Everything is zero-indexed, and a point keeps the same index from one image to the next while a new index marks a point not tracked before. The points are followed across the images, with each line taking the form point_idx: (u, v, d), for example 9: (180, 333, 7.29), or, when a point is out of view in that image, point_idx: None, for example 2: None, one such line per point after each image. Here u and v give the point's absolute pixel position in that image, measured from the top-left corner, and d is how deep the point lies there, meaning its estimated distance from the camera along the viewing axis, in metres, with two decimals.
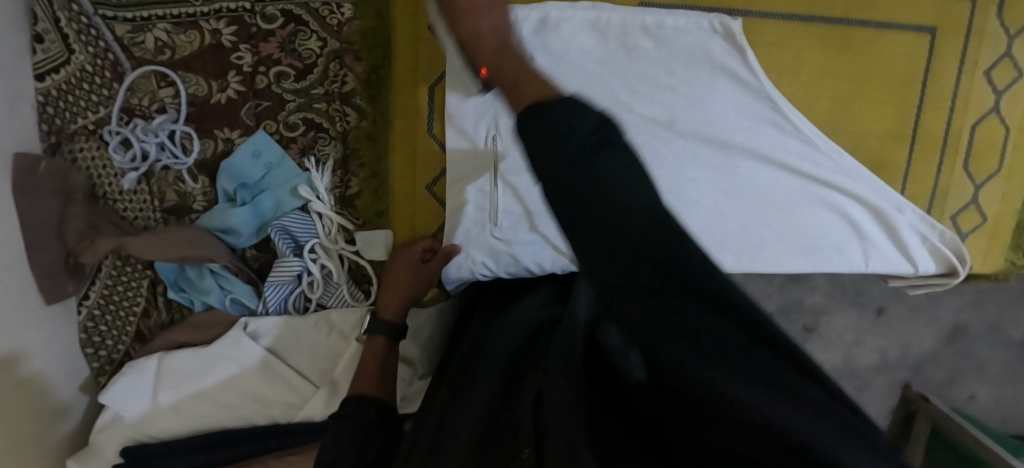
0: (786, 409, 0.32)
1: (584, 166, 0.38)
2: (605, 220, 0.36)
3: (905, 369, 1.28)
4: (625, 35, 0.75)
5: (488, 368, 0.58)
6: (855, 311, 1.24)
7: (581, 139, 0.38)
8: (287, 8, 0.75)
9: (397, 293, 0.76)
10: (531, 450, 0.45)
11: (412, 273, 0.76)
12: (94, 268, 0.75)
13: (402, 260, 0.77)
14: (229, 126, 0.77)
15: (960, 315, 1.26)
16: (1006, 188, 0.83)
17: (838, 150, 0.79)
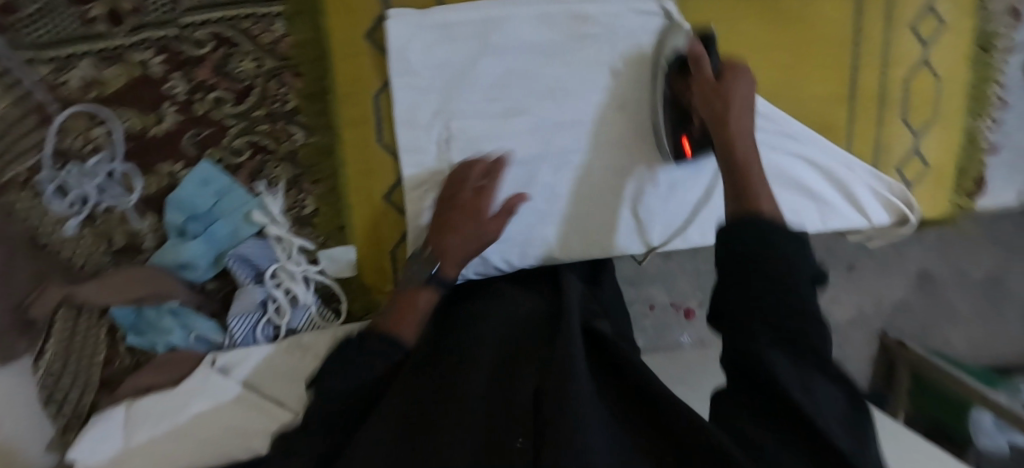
0: (793, 380, 0.43)
1: (750, 256, 0.49)
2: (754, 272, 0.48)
3: (880, 319, 1.35)
4: (563, 25, 0.74)
5: (482, 353, 0.58)
6: (827, 270, 1.29)
7: (762, 234, 0.51)
8: (216, 30, 0.73)
9: (467, 248, 0.70)
10: (524, 441, 0.45)
11: (467, 205, 0.71)
12: (47, 323, 0.73)
13: (485, 205, 0.71)
14: (172, 158, 0.75)
15: (924, 261, 1.33)
16: (943, 135, 0.87)
17: (785, 116, 0.81)
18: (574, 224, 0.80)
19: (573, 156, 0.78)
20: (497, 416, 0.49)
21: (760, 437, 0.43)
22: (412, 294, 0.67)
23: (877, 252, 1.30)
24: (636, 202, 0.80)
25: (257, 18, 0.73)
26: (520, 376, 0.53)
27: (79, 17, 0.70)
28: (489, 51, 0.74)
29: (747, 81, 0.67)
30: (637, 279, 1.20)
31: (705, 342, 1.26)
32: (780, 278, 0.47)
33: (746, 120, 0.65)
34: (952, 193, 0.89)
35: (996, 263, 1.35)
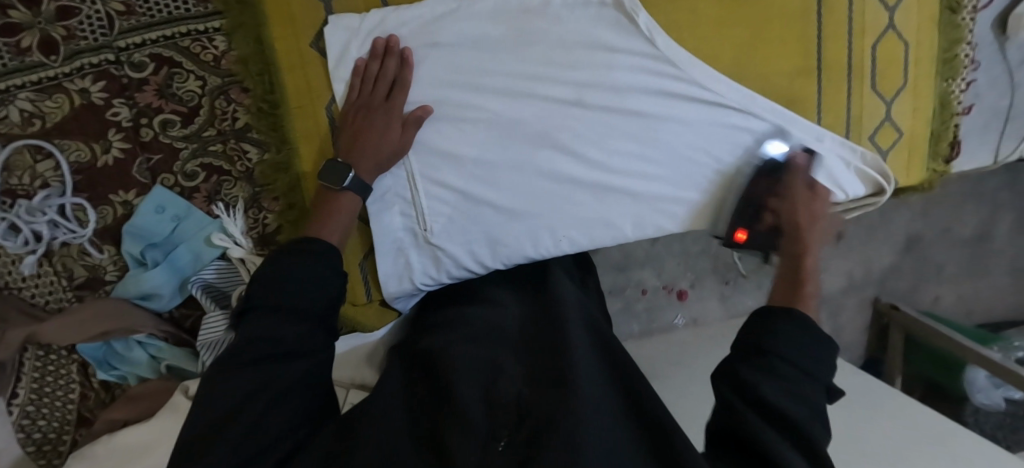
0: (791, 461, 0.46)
1: (785, 336, 0.54)
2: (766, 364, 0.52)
3: (871, 285, 1.35)
4: (512, 18, 0.73)
5: (486, 351, 0.61)
6: None
7: (785, 328, 0.54)
8: (156, 50, 0.70)
9: (387, 152, 0.70)
10: (506, 444, 0.50)
11: (379, 115, 0.70)
12: (16, 363, 0.71)
13: (396, 108, 0.70)
14: (124, 187, 0.73)
15: (912, 225, 1.31)
16: (914, 101, 0.85)
17: (750, 93, 0.79)
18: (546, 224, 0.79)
19: (535, 154, 0.76)
20: (486, 416, 0.53)
21: None
22: (334, 199, 0.70)
23: (866, 218, 1.29)
24: (604, 195, 0.79)
25: (196, 35, 0.70)
26: (511, 378, 0.57)
27: (12, 47, 0.65)
28: (437, 50, 0.72)
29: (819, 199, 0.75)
30: (625, 265, 1.19)
31: (699, 322, 1.25)
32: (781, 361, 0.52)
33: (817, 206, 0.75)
34: (925, 159, 0.89)
35: (983, 218, 1.34)
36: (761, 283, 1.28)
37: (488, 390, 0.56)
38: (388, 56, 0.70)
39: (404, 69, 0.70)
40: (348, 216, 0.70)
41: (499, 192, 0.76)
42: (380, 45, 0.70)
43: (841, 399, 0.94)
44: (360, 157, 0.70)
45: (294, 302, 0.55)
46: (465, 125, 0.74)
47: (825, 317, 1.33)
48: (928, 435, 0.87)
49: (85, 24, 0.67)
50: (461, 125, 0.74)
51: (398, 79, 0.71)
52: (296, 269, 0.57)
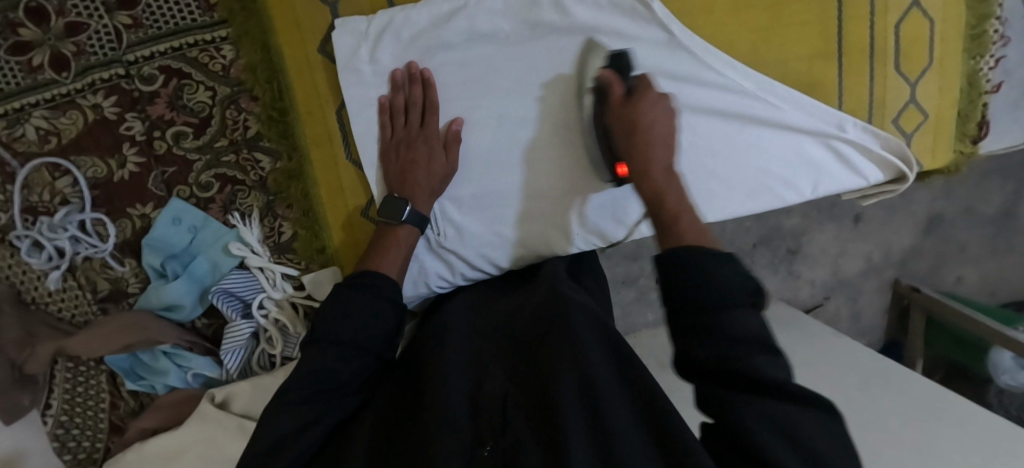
0: (793, 412, 0.47)
1: (698, 278, 0.51)
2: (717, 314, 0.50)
3: (891, 267, 1.36)
4: (522, 13, 0.72)
5: (473, 353, 0.62)
6: (833, 224, 1.27)
7: (697, 264, 0.52)
8: (165, 63, 0.70)
9: (439, 177, 0.71)
10: (492, 449, 0.51)
11: (418, 143, 0.72)
12: (47, 375, 0.74)
13: (431, 136, 0.72)
14: (140, 200, 0.73)
15: (934, 205, 1.30)
16: (941, 80, 0.82)
17: (766, 82, 0.78)
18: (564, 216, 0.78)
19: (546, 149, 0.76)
20: (468, 415, 0.54)
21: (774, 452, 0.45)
22: (392, 231, 0.70)
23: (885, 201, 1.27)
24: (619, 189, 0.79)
25: (204, 44, 0.70)
26: (494, 377, 0.57)
27: (25, 66, 0.66)
28: (448, 50, 0.72)
29: (664, 114, 0.68)
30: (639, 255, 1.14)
31: None
32: (737, 303, 0.50)
33: (662, 153, 0.66)
34: (953, 140, 0.85)
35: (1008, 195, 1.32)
36: (778, 267, 1.28)
37: (473, 392, 0.56)
38: (412, 84, 0.71)
39: (432, 92, 0.71)
40: (406, 249, 0.70)
41: (515, 192, 0.77)
42: (400, 76, 0.71)
43: (865, 387, 0.93)
44: (417, 187, 0.71)
45: (341, 338, 0.59)
46: (549, 101, 0.75)
47: (842, 301, 1.37)
48: (949, 422, 0.85)
49: (95, 39, 0.67)
50: (472, 128, 0.74)
51: (425, 105, 0.72)
52: (363, 302, 0.62)
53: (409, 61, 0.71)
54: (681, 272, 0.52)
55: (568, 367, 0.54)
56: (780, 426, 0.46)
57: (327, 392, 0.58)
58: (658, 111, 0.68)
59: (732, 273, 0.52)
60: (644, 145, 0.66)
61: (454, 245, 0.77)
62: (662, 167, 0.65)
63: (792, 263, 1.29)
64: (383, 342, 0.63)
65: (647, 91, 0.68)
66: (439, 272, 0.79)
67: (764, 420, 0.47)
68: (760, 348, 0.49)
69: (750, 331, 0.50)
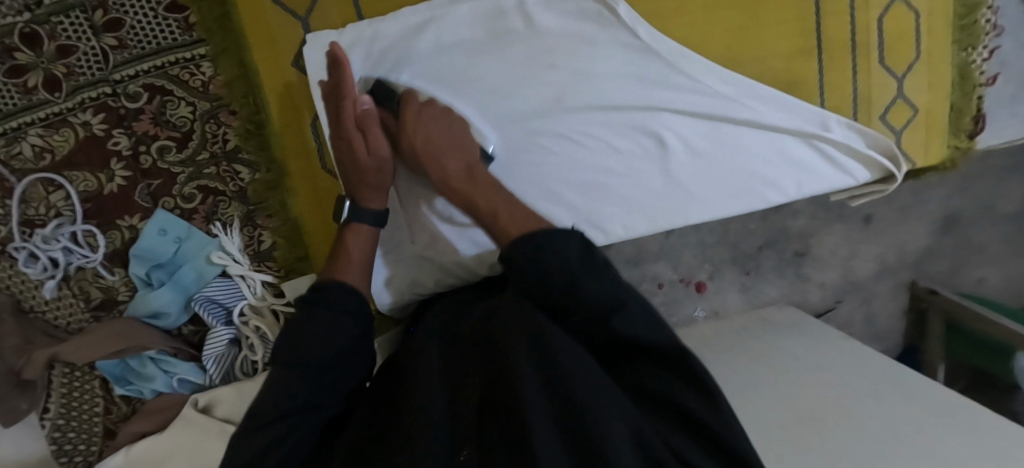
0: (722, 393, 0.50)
1: (535, 254, 0.55)
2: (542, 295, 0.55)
3: (906, 270, 1.34)
4: (488, 22, 0.73)
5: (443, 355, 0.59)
6: (842, 224, 1.27)
7: (532, 243, 0.56)
8: (149, 81, 0.73)
9: (372, 170, 0.71)
10: (468, 450, 0.46)
11: (343, 135, 0.71)
12: (45, 380, 0.77)
13: (355, 126, 0.70)
14: (129, 212, 0.76)
15: (949, 203, 1.30)
16: (931, 74, 0.79)
17: (744, 81, 0.76)
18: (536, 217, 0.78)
19: (518, 154, 0.77)
20: (445, 419, 0.50)
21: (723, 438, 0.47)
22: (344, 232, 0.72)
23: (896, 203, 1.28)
24: (591, 194, 0.79)
25: (185, 62, 0.73)
26: (468, 377, 0.54)
27: (20, 87, 0.70)
28: (417, 60, 0.73)
29: (437, 122, 0.71)
30: (640, 260, 1.20)
31: (718, 314, 1.26)
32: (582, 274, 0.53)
33: (454, 160, 0.70)
34: (947, 135, 0.82)
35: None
36: (784, 272, 1.27)
37: (451, 398, 0.52)
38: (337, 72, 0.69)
39: (345, 74, 0.69)
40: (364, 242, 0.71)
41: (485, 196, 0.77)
42: (325, 65, 0.70)
43: (873, 395, 0.88)
44: (363, 184, 0.71)
45: (310, 352, 0.57)
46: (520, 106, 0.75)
47: (855, 305, 1.33)
48: (962, 427, 0.81)
49: (83, 60, 0.71)
50: None
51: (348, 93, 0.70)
52: (335, 309, 0.61)
53: (331, 44, 0.71)
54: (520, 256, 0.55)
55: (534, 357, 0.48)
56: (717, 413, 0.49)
57: (297, 407, 0.55)
58: (427, 123, 0.71)
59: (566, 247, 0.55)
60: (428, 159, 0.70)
61: (425, 251, 0.78)
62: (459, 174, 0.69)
63: (800, 265, 1.27)
64: (358, 352, 0.62)
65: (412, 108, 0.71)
66: (415, 278, 0.80)
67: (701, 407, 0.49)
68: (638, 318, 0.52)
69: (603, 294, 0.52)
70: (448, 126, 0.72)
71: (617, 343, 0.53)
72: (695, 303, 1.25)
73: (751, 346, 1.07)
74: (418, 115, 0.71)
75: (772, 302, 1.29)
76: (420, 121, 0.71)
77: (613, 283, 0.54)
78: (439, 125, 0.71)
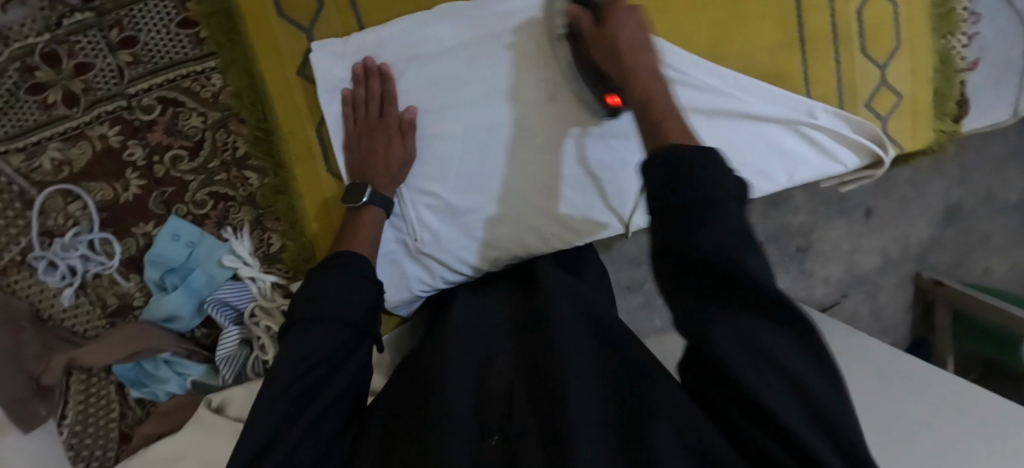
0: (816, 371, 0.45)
1: (682, 173, 0.49)
2: (672, 217, 0.49)
3: (911, 262, 1.44)
4: (482, 29, 0.77)
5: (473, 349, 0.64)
6: (844, 220, 1.34)
7: (680, 159, 0.50)
8: (162, 94, 0.77)
9: (399, 164, 0.76)
10: (498, 439, 0.52)
11: (374, 133, 0.76)
12: (63, 387, 0.79)
13: (389, 126, 0.76)
14: (144, 219, 0.79)
15: (950, 194, 1.37)
16: (912, 61, 0.81)
17: (730, 75, 0.79)
18: (543, 217, 0.81)
19: (516, 153, 0.80)
20: (474, 415, 0.55)
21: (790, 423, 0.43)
22: (358, 215, 0.75)
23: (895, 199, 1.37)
24: (587, 189, 0.82)
25: (196, 75, 0.77)
26: (497, 372, 0.59)
27: (40, 103, 0.73)
28: (416, 65, 0.77)
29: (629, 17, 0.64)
30: None
31: None
32: (714, 198, 0.48)
33: (646, 59, 0.63)
34: (932, 119, 0.84)
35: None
36: (789, 268, 1.33)
37: (478, 393, 0.57)
38: (370, 78, 0.75)
39: (385, 81, 0.75)
40: (375, 229, 0.74)
41: (486, 191, 0.80)
42: (359, 71, 0.75)
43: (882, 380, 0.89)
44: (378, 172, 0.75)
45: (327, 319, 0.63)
46: (517, 106, 0.80)
47: (861, 298, 1.43)
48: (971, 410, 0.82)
49: (100, 76, 0.75)
50: (444, 134, 0.79)
51: (384, 98, 0.76)
52: (337, 286, 0.65)
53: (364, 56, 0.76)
54: (663, 172, 0.51)
55: (577, 367, 0.54)
56: (804, 395, 0.44)
57: (322, 380, 0.61)
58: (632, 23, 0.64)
59: (709, 168, 0.49)
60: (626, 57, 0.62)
61: (428, 249, 0.81)
62: (650, 79, 0.62)
63: (803, 260, 1.34)
64: (371, 325, 0.68)
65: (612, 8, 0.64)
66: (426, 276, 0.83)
67: (783, 385, 0.44)
68: (742, 247, 0.46)
69: (720, 235, 0.46)
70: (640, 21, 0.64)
71: (688, 292, 0.48)
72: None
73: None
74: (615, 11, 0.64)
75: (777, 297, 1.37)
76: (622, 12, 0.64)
77: (739, 221, 0.47)
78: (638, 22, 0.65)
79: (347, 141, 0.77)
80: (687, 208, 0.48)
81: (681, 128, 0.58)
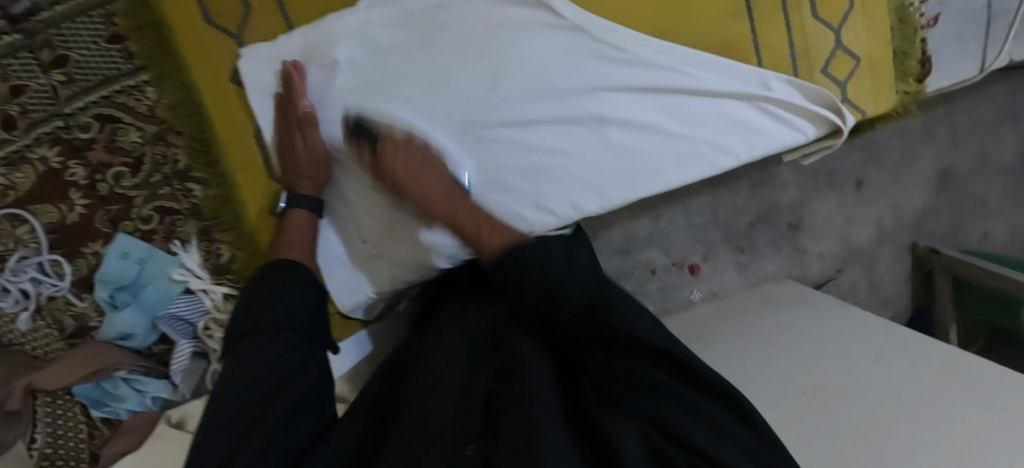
0: (692, 380, 0.61)
1: (523, 264, 0.60)
2: (536, 303, 0.61)
3: (907, 232, 1.53)
4: (418, 22, 0.75)
5: (444, 354, 0.68)
6: (834, 193, 1.45)
7: (521, 259, 0.61)
8: (98, 111, 0.76)
9: (314, 164, 0.77)
10: (473, 447, 0.58)
11: (291, 137, 0.76)
12: (29, 410, 0.77)
13: (307, 127, 0.76)
14: (93, 239, 0.79)
15: (942, 160, 1.50)
16: (868, 21, 0.78)
17: (676, 50, 0.77)
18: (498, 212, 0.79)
19: (469, 143, 0.78)
20: (455, 421, 0.60)
21: (689, 436, 0.57)
22: (285, 219, 0.77)
23: (885, 168, 1.47)
24: (541, 176, 0.79)
25: (129, 89, 0.76)
26: (479, 385, 0.65)
27: None
28: (352, 65, 0.75)
29: (409, 146, 0.75)
30: (631, 247, 1.32)
31: (716, 294, 1.39)
32: (562, 274, 0.59)
33: (432, 183, 0.73)
34: (893, 82, 0.81)
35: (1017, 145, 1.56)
36: (781, 245, 1.43)
37: (460, 400, 0.63)
38: (289, 81, 0.74)
39: (297, 84, 0.74)
40: (302, 233, 0.77)
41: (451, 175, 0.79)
42: (283, 74, 0.74)
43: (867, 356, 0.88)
44: (296, 175, 0.77)
45: (271, 329, 0.65)
46: (460, 98, 0.76)
47: (857, 271, 1.50)
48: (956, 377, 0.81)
49: (36, 97, 0.74)
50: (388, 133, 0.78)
51: (299, 99, 0.75)
52: (278, 290, 0.69)
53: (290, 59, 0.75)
54: (524, 267, 0.60)
55: (549, 386, 0.60)
56: (698, 387, 0.60)
57: (272, 392, 0.61)
58: (403, 147, 0.75)
59: (551, 260, 0.61)
60: (416, 185, 0.74)
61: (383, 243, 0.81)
62: (442, 198, 0.73)
63: (795, 238, 1.44)
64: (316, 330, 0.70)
65: (386, 143, 0.75)
66: (391, 275, 0.83)
67: (675, 416, 0.58)
68: (597, 285, 0.61)
69: (575, 294, 0.59)
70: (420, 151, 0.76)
71: (604, 338, 0.61)
72: (691, 286, 1.38)
73: (750, 318, 1.12)
74: (392, 147, 0.74)
75: (770, 275, 1.43)
76: (392, 146, 0.75)
77: (586, 269, 0.62)
78: (412, 152, 0.75)
79: (274, 145, 0.77)
80: (540, 287, 0.60)
81: (492, 234, 0.67)
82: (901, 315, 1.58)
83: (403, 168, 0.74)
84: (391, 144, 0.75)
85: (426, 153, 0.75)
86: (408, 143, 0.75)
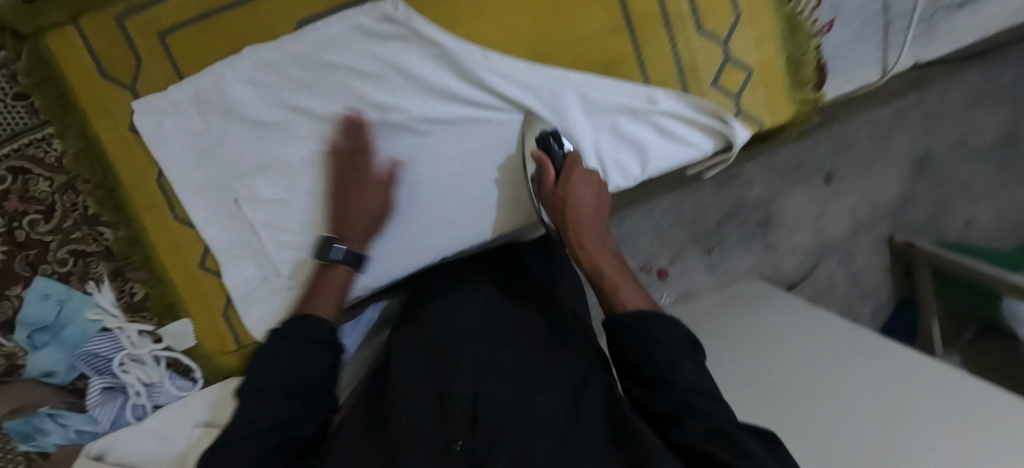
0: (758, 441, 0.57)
1: (643, 328, 0.66)
2: (629, 346, 0.66)
3: (885, 222, 1.47)
4: (296, 62, 0.73)
5: (435, 367, 0.71)
6: (806, 186, 1.40)
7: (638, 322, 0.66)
8: (9, 164, 0.80)
9: (371, 217, 0.80)
10: (461, 444, 0.57)
11: (350, 192, 0.79)
12: None
13: (365, 181, 0.79)
14: (13, 282, 0.82)
15: (918, 146, 1.44)
16: (758, 30, 0.77)
17: (558, 74, 0.76)
18: (439, 237, 0.87)
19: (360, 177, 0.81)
20: (435, 422, 0.61)
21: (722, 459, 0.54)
22: (325, 274, 0.81)
23: (856, 157, 1.40)
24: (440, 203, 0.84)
25: (37, 141, 0.80)
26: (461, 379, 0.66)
27: None
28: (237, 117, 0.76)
29: (583, 177, 0.78)
30: None
31: (688, 294, 1.36)
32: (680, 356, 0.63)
33: (589, 225, 0.78)
34: (790, 90, 0.81)
35: (998, 126, 1.48)
36: (751, 243, 1.38)
37: (440, 399, 0.64)
38: (356, 128, 0.77)
39: (365, 132, 0.78)
40: (337, 289, 0.81)
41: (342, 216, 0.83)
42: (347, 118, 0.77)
43: None
44: (353, 229, 0.79)
45: (261, 385, 0.66)
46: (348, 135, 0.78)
47: (834, 265, 1.45)
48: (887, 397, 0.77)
49: None
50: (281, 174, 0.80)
51: (362, 148, 0.78)
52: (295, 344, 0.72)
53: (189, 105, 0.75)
54: (632, 331, 0.66)
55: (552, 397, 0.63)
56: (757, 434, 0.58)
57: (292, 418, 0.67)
58: (584, 185, 0.78)
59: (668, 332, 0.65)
60: (573, 215, 0.78)
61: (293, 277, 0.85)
62: (594, 238, 0.78)
63: (765, 235, 1.39)
64: (320, 389, 0.72)
65: (572, 171, 0.77)
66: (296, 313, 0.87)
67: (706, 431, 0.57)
68: (662, 323, 0.66)
69: (670, 338, 0.65)
70: (595, 194, 0.79)
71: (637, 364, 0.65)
72: (661, 290, 1.34)
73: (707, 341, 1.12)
74: (575, 181, 0.77)
75: (742, 274, 1.39)
76: (580, 176, 0.78)
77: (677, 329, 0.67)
78: (587, 191, 0.78)
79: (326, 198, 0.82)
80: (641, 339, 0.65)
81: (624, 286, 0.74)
82: (885, 309, 1.52)
83: (582, 205, 0.77)
84: (574, 175, 0.78)
85: (601, 187, 0.79)
86: (587, 174, 0.78)
